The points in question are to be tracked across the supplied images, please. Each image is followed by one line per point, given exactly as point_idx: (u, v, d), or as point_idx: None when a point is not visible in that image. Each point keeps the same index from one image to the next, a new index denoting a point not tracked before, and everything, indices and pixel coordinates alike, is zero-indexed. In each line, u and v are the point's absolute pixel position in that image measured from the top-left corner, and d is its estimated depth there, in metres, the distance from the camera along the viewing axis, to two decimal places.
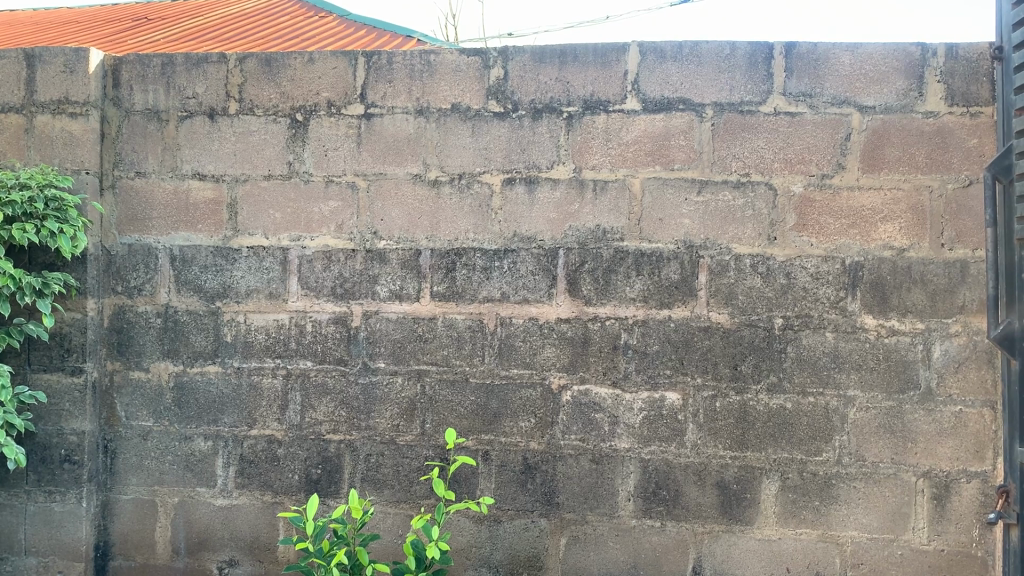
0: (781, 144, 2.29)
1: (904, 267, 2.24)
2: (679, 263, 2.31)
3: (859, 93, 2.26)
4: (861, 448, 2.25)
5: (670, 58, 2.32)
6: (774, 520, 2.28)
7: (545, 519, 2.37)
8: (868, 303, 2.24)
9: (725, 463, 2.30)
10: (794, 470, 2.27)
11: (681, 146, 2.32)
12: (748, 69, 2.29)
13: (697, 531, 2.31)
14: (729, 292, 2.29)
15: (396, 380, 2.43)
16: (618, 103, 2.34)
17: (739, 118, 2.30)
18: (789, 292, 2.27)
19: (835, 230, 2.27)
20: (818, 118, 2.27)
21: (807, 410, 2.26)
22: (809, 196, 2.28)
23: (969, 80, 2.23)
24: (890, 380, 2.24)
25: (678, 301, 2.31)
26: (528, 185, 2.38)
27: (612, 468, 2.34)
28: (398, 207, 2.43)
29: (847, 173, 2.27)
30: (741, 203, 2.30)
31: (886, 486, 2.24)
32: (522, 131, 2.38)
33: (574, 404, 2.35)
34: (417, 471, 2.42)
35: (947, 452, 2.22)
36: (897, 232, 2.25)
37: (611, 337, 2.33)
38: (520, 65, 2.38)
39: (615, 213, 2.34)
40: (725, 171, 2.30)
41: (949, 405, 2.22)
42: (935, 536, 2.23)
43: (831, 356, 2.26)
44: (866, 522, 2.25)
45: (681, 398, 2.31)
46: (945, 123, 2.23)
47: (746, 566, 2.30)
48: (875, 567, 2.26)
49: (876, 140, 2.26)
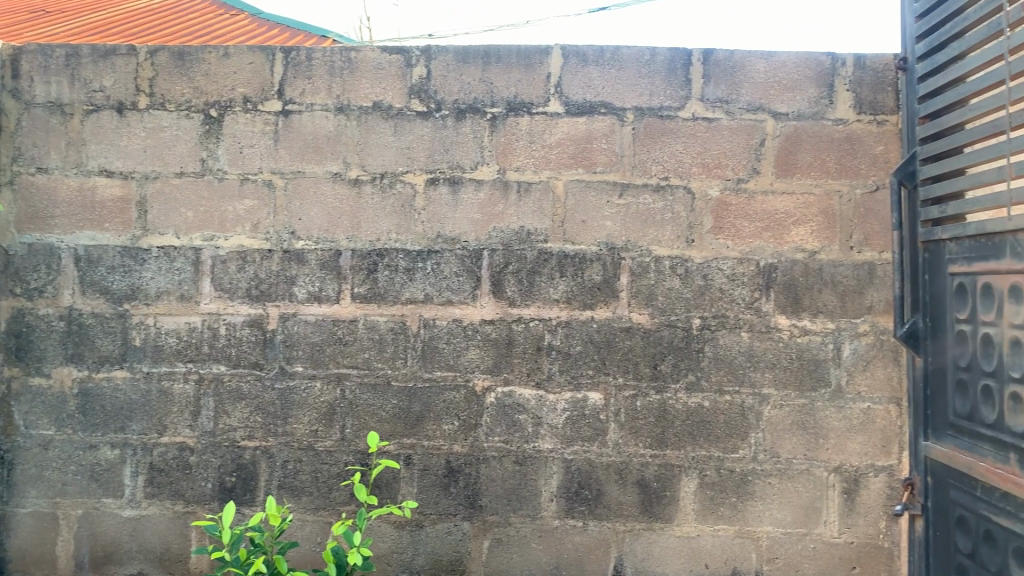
0: (698, 149, 2.34)
1: (815, 269, 2.31)
2: (602, 265, 2.33)
3: (773, 100, 2.33)
4: (775, 445, 2.31)
5: (592, 62, 2.35)
6: (692, 518, 2.32)
7: (467, 522, 2.35)
8: (782, 304, 2.31)
9: (645, 462, 2.32)
10: (712, 467, 2.31)
11: (603, 149, 2.35)
12: (667, 74, 2.34)
13: (618, 530, 2.33)
14: (650, 293, 2.32)
15: (315, 385, 2.37)
16: (540, 105, 2.35)
17: (658, 122, 2.33)
18: (706, 293, 2.32)
19: (750, 233, 2.33)
20: (734, 124, 2.33)
21: (724, 408, 2.31)
22: (725, 200, 2.33)
23: (875, 90, 2.32)
24: (803, 379, 2.30)
25: (601, 302, 2.33)
26: (452, 185, 2.36)
27: (535, 469, 2.34)
28: (317, 207, 2.38)
29: (762, 178, 2.33)
30: (661, 206, 2.33)
31: (799, 482, 2.31)
32: (445, 131, 2.36)
33: (498, 406, 2.34)
34: (336, 478, 2.37)
35: (855, 448, 2.30)
36: (809, 235, 2.32)
37: (534, 338, 2.33)
38: (442, 64, 2.36)
39: (538, 215, 2.35)
40: (645, 175, 2.34)
41: (858, 402, 2.30)
42: (844, 529, 2.30)
43: (747, 355, 2.31)
44: (780, 517, 2.31)
45: (602, 398, 2.32)
46: (853, 130, 2.32)
47: (665, 564, 2.33)
48: (789, 562, 2.32)
49: (788, 146, 2.33)
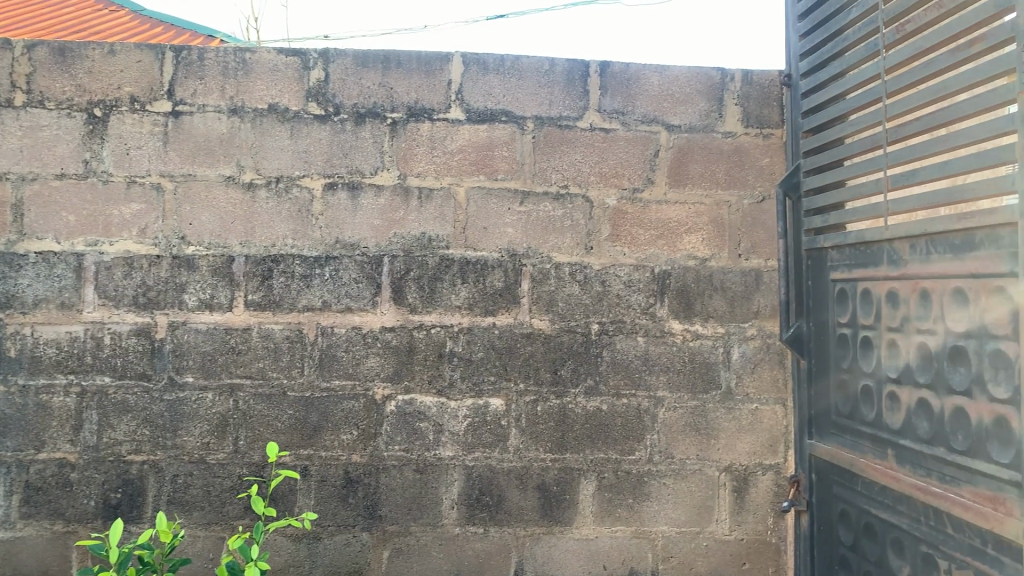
0: (596, 159, 2.39)
1: (706, 276, 2.40)
2: (503, 272, 2.35)
3: (666, 113, 2.41)
4: (670, 447, 2.37)
5: (492, 70, 2.36)
6: (591, 520, 2.36)
7: (367, 533, 2.32)
8: (675, 309, 2.38)
9: (545, 466, 2.34)
10: (610, 469, 2.36)
11: (503, 157, 2.36)
12: (566, 84, 2.38)
13: (518, 535, 2.35)
14: (550, 299, 2.35)
15: (206, 396, 2.29)
16: (441, 111, 2.35)
17: (558, 131, 2.37)
18: (604, 299, 2.37)
19: (645, 241, 2.39)
20: (629, 135, 2.39)
21: (621, 411, 2.36)
22: (622, 208, 2.39)
23: (761, 105, 2.43)
24: (695, 381, 2.38)
25: (502, 309, 2.34)
26: (351, 190, 2.33)
27: (436, 477, 2.33)
28: (209, 211, 2.30)
29: (656, 187, 2.40)
30: (560, 214, 2.37)
31: (692, 482, 2.38)
32: (343, 135, 2.33)
33: (398, 414, 2.32)
34: (230, 491, 2.29)
35: (745, 448, 2.39)
36: (700, 243, 2.40)
37: (435, 345, 2.33)
38: (341, 68, 2.33)
39: (439, 221, 2.34)
40: (545, 183, 2.37)
41: (746, 403, 2.40)
42: (735, 527, 2.39)
43: (642, 359, 2.37)
44: (675, 516, 2.38)
45: (504, 403, 2.33)
46: (741, 142, 2.42)
47: (565, 567, 2.36)
48: (683, 560, 2.38)
49: (681, 157, 2.41)
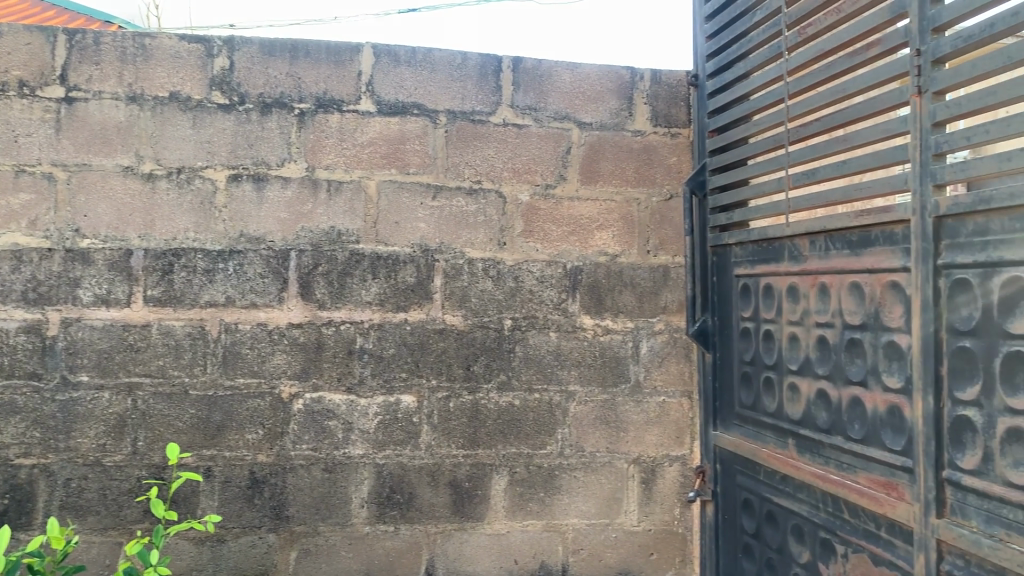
0: (509, 155, 2.39)
1: (616, 272, 2.43)
2: (415, 267, 2.32)
3: (578, 110, 2.43)
4: (580, 440, 2.39)
5: (404, 62, 2.34)
6: (502, 515, 2.36)
7: (273, 534, 2.26)
8: (586, 304, 2.41)
9: (457, 462, 2.33)
10: (521, 464, 2.36)
11: (415, 150, 2.34)
12: (478, 79, 2.38)
13: (430, 532, 2.33)
14: (463, 295, 2.34)
15: (102, 396, 2.19)
16: (351, 103, 2.31)
17: (470, 126, 2.36)
18: (517, 295, 2.37)
19: (557, 237, 2.41)
20: (542, 131, 2.40)
21: (533, 406, 2.37)
22: (534, 204, 2.40)
23: (669, 104, 2.48)
24: (605, 375, 2.41)
25: (414, 305, 2.32)
26: (257, 182, 2.27)
27: (345, 476, 2.29)
28: (105, 202, 2.20)
29: (568, 184, 2.42)
30: (473, 209, 2.36)
31: (602, 474, 2.41)
32: (249, 125, 2.26)
33: (306, 413, 2.27)
34: (128, 494, 2.20)
35: (653, 440, 2.44)
36: (611, 240, 2.44)
37: (345, 342, 2.28)
38: (247, 56, 2.26)
39: (349, 215, 2.30)
40: (458, 178, 2.36)
41: (654, 396, 2.44)
42: (643, 518, 2.43)
43: (554, 354, 2.38)
44: (585, 509, 2.40)
45: (415, 400, 2.31)
46: (650, 141, 2.47)
47: (476, 563, 2.35)
48: (593, 552, 2.41)
49: (592, 154, 2.44)
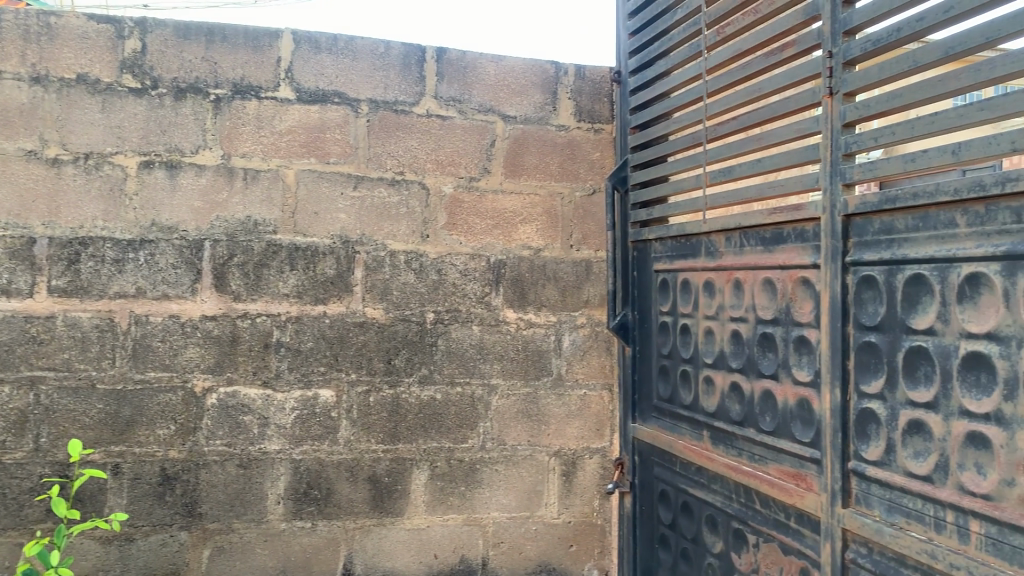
0: (432, 146, 2.37)
1: (539, 266, 2.43)
2: (335, 259, 2.28)
3: (502, 103, 2.42)
4: (502, 433, 2.39)
5: (325, 49, 2.29)
6: (422, 510, 2.34)
7: (185, 532, 2.19)
8: (509, 298, 2.40)
9: (377, 457, 2.30)
10: (442, 458, 2.35)
11: (336, 140, 2.30)
12: (401, 69, 2.34)
13: (348, 528, 2.29)
14: (384, 287, 2.31)
15: (2, 391, 2.09)
16: (270, 90, 2.25)
17: (392, 116, 2.33)
18: (439, 288, 2.35)
19: (481, 230, 2.39)
20: (466, 123, 2.39)
21: (455, 400, 2.35)
22: (458, 197, 2.38)
23: (593, 100, 2.49)
24: (527, 369, 2.42)
25: (333, 297, 2.28)
26: (169, 169, 2.19)
27: (261, 472, 2.23)
28: (6, 188, 2.09)
29: (492, 177, 2.41)
30: (395, 200, 2.33)
31: (523, 467, 2.41)
32: (161, 111, 2.18)
33: (220, 407, 2.21)
34: (29, 493, 2.10)
35: (574, 433, 2.45)
36: (534, 234, 2.44)
37: (261, 335, 2.23)
38: (160, 39, 2.18)
39: (267, 204, 2.25)
40: (380, 168, 2.32)
41: (576, 389, 2.46)
42: (563, 510, 2.45)
43: (477, 348, 2.37)
44: (506, 502, 2.40)
45: (334, 395, 2.27)
46: (573, 136, 2.48)
47: (395, 558, 2.33)
48: (513, 545, 2.41)
49: (517, 148, 2.43)
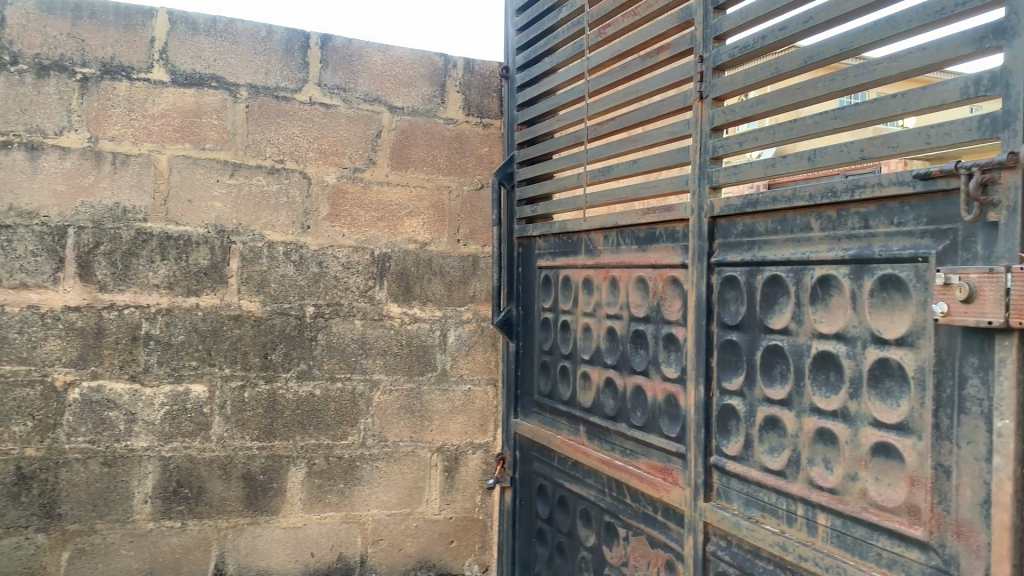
0: (315, 134, 2.31)
1: (425, 260, 2.41)
2: (209, 249, 2.20)
3: (388, 93, 2.38)
4: (383, 430, 2.36)
5: (202, 31, 2.20)
6: (298, 507, 2.28)
7: (41, 534, 2.07)
8: (394, 292, 2.37)
9: (251, 455, 2.23)
10: (321, 455, 2.30)
11: (212, 125, 2.21)
12: (284, 55, 2.28)
13: (220, 527, 2.21)
14: (261, 279, 2.24)
15: None
16: (142, 71, 2.14)
17: (273, 102, 2.26)
18: (320, 281, 2.30)
19: (365, 223, 2.35)
20: (351, 112, 2.34)
21: (334, 396, 2.31)
22: (341, 187, 2.33)
23: (482, 94, 2.48)
24: (411, 364, 2.39)
25: (207, 289, 2.19)
26: (30, 150, 2.06)
27: (127, 470, 2.13)
28: None
29: (376, 169, 2.37)
30: (275, 189, 2.27)
31: (404, 464, 2.39)
32: (22, 88, 2.05)
33: (83, 403, 2.10)
34: None
35: (457, 428, 2.44)
36: (420, 227, 2.41)
37: (129, 327, 2.13)
38: (21, 13, 2.05)
39: (137, 190, 2.14)
40: (259, 156, 2.25)
41: (460, 384, 2.45)
42: (444, 506, 2.43)
43: (359, 343, 2.33)
44: (385, 499, 2.37)
45: (207, 390, 2.19)
46: (461, 130, 2.46)
47: (269, 558, 2.26)
48: (393, 542, 2.38)
49: (403, 140, 2.40)
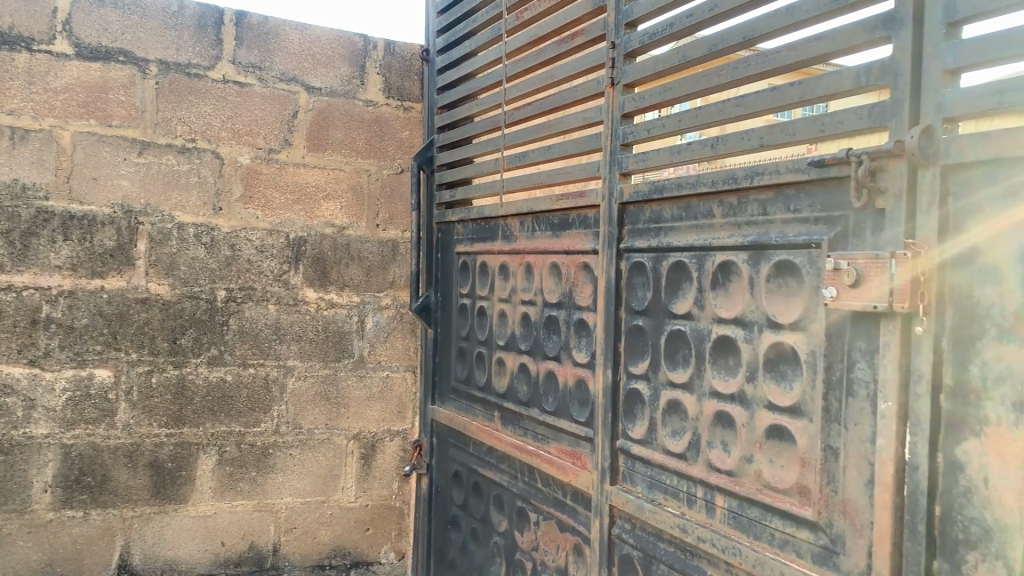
0: (228, 113, 2.25)
1: (343, 244, 2.37)
2: (115, 229, 2.12)
3: (306, 73, 2.33)
4: (297, 416, 2.32)
5: (109, 3, 2.11)
6: (209, 496, 2.23)
7: None
8: (309, 277, 2.33)
9: (159, 442, 2.17)
10: (232, 443, 2.25)
11: (119, 102, 2.13)
12: (196, 31, 2.21)
13: (125, 516, 2.15)
14: (170, 262, 2.18)
15: None
16: (43, 42, 2.04)
17: (185, 80, 2.19)
18: (232, 264, 2.24)
19: (280, 205, 2.31)
20: (266, 92, 2.29)
21: (247, 382, 2.26)
22: (255, 168, 2.28)
23: (403, 77, 2.45)
24: (327, 350, 2.35)
25: (113, 271, 2.12)
26: None
27: (25, 458, 2.05)
28: None
29: (293, 150, 2.32)
30: (186, 169, 2.20)
31: (319, 451, 2.35)
32: None
33: None
34: None
35: (374, 415, 2.42)
36: (338, 211, 2.37)
37: (28, 310, 2.04)
38: None
39: (37, 167, 2.05)
40: (169, 134, 2.18)
41: (378, 370, 2.42)
42: (360, 493, 2.41)
43: (272, 328, 2.28)
44: (299, 487, 2.33)
45: (111, 375, 2.12)
46: (381, 112, 2.43)
47: (177, 547, 2.21)
48: (307, 530, 2.35)
49: (321, 121, 2.35)
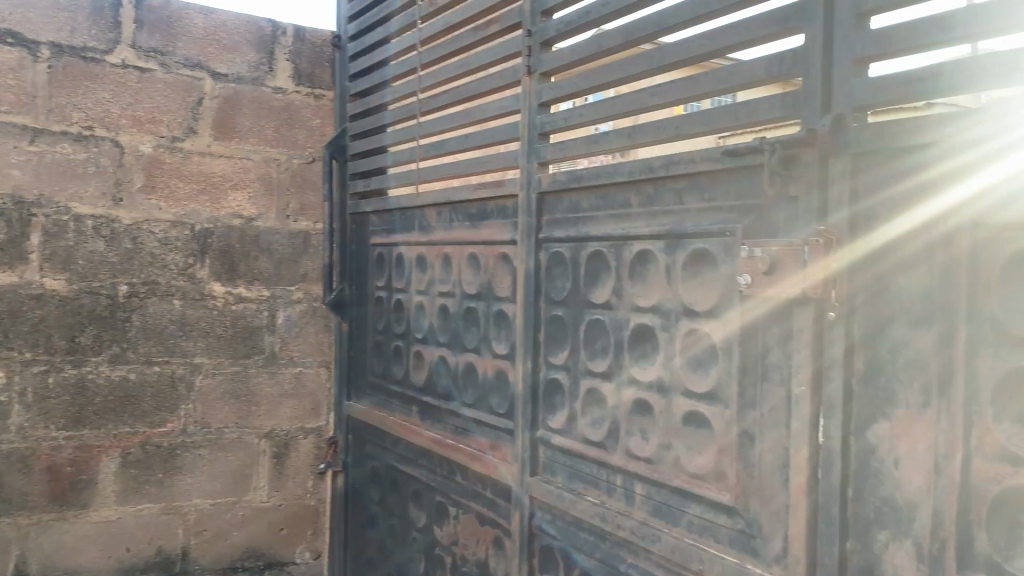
0: (128, 100, 2.14)
1: (251, 236, 2.30)
2: (5, 221, 1.99)
3: (211, 59, 2.25)
4: (205, 415, 2.24)
5: None
6: (112, 500, 2.13)
7: None
8: (217, 270, 2.25)
9: (56, 446, 2.06)
10: (136, 444, 2.15)
11: (8, 86, 1.99)
12: (92, 12, 2.10)
13: (20, 525, 2.03)
14: (66, 256, 2.06)
15: None
16: None
17: (80, 64, 2.08)
18: (134, 258, 2.14)
19: (184, 196, 2.22)
20: (168, 78, 2.19)
21: (152, 380, 2.16)
22: (157, 157, 2.18)
23: (313, 64, 2.39)
24: (236, 346, 2.28)
25: (3, 266, 1.99)
26: None
27: None
28: None
29: (197, 138, 2.23)
30: (82, 158, 2.09)
31: (229, 450, 2.28)
32: None
33: None
34: None
35: (286, 412, 2.36)
36: (246, 202, 2.30)
37: None
38: None
39: None
40: (64, 121, 2.06)
41: (290, 366, 2.36)
42: (273, 492, 2.35)
43: (177, 324, 2.20)
44: (209, 488, 2.25)
45: (3, 376, 1.99)
46: (291, 100, 2.36)
47: (78, 555, 2.10)
48: (217, 532, 2.27)
49: (227, 109, 2.27)
